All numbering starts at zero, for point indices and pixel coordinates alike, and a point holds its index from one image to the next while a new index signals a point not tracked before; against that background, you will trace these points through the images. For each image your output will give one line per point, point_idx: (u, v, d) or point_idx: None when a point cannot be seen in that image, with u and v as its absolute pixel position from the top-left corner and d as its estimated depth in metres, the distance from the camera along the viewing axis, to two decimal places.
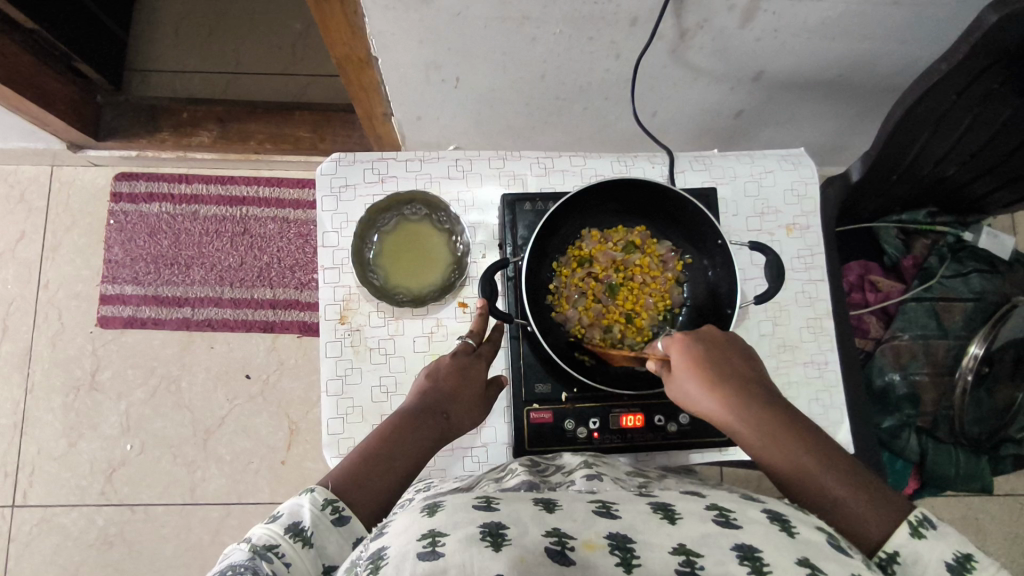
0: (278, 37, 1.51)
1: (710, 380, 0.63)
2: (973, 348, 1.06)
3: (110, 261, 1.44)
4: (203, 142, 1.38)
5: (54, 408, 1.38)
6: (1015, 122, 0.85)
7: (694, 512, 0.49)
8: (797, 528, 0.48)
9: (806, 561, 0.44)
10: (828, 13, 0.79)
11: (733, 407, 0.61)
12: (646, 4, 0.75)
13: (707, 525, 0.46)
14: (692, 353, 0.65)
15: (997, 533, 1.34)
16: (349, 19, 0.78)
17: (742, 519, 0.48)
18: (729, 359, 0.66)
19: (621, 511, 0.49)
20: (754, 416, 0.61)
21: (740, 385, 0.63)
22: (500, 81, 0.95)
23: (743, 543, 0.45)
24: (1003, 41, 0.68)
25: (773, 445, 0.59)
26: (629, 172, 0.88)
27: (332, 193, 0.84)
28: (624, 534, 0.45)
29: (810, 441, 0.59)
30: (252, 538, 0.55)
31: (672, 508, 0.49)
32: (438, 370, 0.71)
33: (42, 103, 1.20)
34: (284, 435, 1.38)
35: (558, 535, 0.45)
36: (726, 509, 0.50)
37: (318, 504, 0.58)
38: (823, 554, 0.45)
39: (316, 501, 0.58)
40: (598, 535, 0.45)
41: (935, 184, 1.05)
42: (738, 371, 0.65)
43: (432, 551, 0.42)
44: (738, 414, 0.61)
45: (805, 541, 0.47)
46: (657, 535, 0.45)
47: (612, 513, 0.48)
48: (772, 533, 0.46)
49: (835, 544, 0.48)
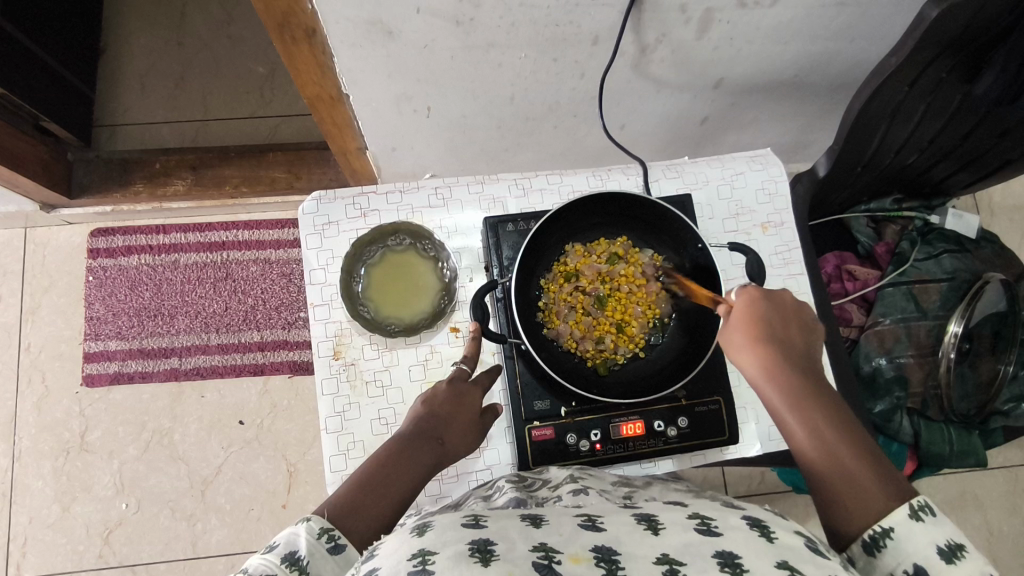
0: (244, 81, 1.52)
1: (756, 338, 0.66)
2: (952, 327, 1.08)
3: (92, 318, 1.43)
4: (178, 191, 1.38)
5: (44, 474, 1.35)
6: (966, 108, 0.89)
7: (677, 522, 0.51)
8: (776, 533, 0.51)
9: (785, 563, 0.46)
10: (779, 19, 0.83)
11: (771, 365, 0.65)
12: (605, 23, 0.78)
13: (688, 534, 0.49)
14: (755, 312, 0.68)
15: (997, 505, 1.36)
16: (318, 60, 0.79)
17: (722, 527, 0.51)
18: (785, 325, 0.69)
19: (605, 523, 0.51)
20: (789, 377, 0.64)
21: (784, 351, 0.66)
22: (471, 108, 0.97)
23: (724, 550, 0.47)
24: (946, 32, 0.72)
25: (797, 407, 0.63)
26: (605, 186, 0.90)
27: (315, 231, 0.85)
28: (609, 548, 0.47)
29: (834, 414, 0.63)
30: (248, 568, 0.52)
31: (657, 519, 0.52)
32: (434, 396, 0.71)
33: (12, 165, 1.20)
34: (284, 478, 1.37)
35: (545, 550, 0.46)
36: (707, 517, 0.53)
37: (315, 533, 0.56)
38: (801, 558, 0.48)
39: (312, 530, 0.56)
40: (583, 548, 0.47)
41: (898, 172, 1.09)
42: (788, 342, 0.67)
43: (423, 569, 0.43)
44: (775, 373, 0.65)
45: (785, 545, 0.49)
46: (641, 546, 0.47)
47: (597, 525, 0.50)
48: (751, 539, 0.49)
49: (813, 547, 0.50)
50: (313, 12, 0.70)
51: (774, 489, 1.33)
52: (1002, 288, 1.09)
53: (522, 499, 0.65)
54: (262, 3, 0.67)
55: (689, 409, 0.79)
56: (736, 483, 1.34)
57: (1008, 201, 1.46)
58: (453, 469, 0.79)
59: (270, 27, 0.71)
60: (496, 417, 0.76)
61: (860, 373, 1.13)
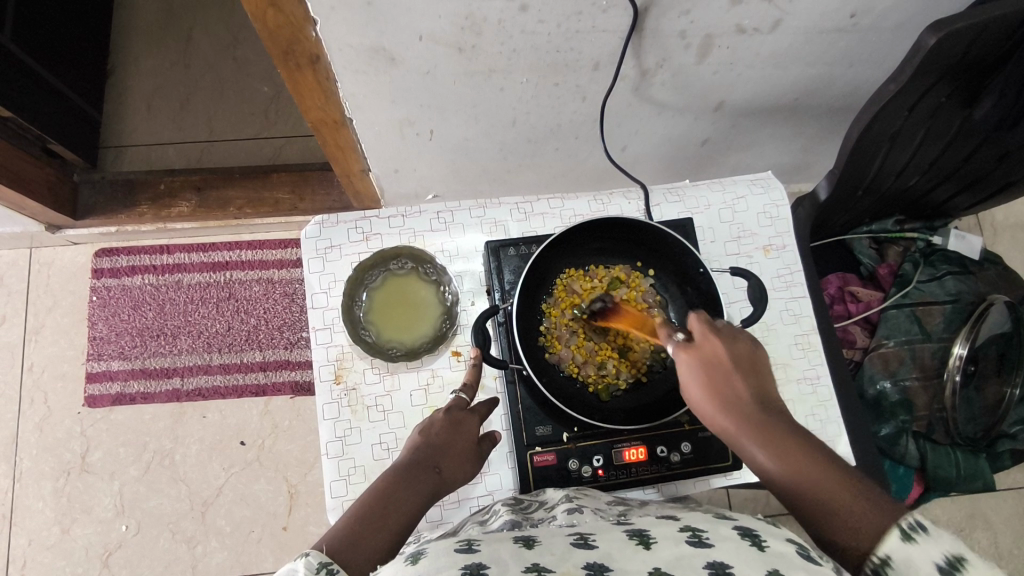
0: (250, 103, 1.54)
1: (716, 404, 0.62)
2: (956, 349, 1.07)
3: (95, 338, 1.43)
4: (183, 212, 1.39)
5: (45, 496, 1.35)
6: (966, 131, 0.89)
7: (669, 535, 0.52)
8: (767, 542, 0.51)
9: (777, 572, 0.46)
10: (779, 44, 0.83)
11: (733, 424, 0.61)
12: (605, 49, 0.79)
13: (680, 547, 0.49)
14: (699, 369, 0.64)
15: (1008, 530, 1.34)
16: (322, 85, 0.80)
17: (713, 538, 0.51)
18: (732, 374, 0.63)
19: (597, 541, 0.51)
20: (751, 422, 0.60)
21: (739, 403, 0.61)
22: (473, 131, 0.98)
23: (716, 560, 0.47)
24: (942, 59, 0.72)
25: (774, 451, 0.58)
26: (607, 210, 0.90)
27: (317, 255, 0.85)
28: (602, 564, 0.47)
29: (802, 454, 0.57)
30: None
31: (649, 533, 0.53)
32: (431, 426, 0.70)
33: (19, 188, 1.22)
34: (284, 500, 1.36)
35: (538, 570, 0.47)
36: (699, 529, 0.53)
37: (312, 568, 0.49)
38: (792, 564, 0.47)
39: (310, 564, 0.50)
40: (576, 566, 0.47)
41: (899, 194, 1.09)
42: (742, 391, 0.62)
43: None
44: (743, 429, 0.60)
45: (776, 553, 0.49)
46: (633, 562, 0.47)
47: (589, 543, 0.51)
48: (742, 548, 0.49)
49: (806, 555, 0.50)
50: (317, 39, 0.71)
51: (779, 512, 1.32)
52: (1006, 310, 1.08)
53: (517, 521, 0.66)
54: (266, 29, 0.68)
55: (692, 434, 0.79)
56: (741, 505, 1.33)
57: (1011, 221, 1.46)
58: (454, 495, 0.78)
59: (274, 54, 0.72)
60: (494, 445, 0.74)
61: (864, 396, 1.12)
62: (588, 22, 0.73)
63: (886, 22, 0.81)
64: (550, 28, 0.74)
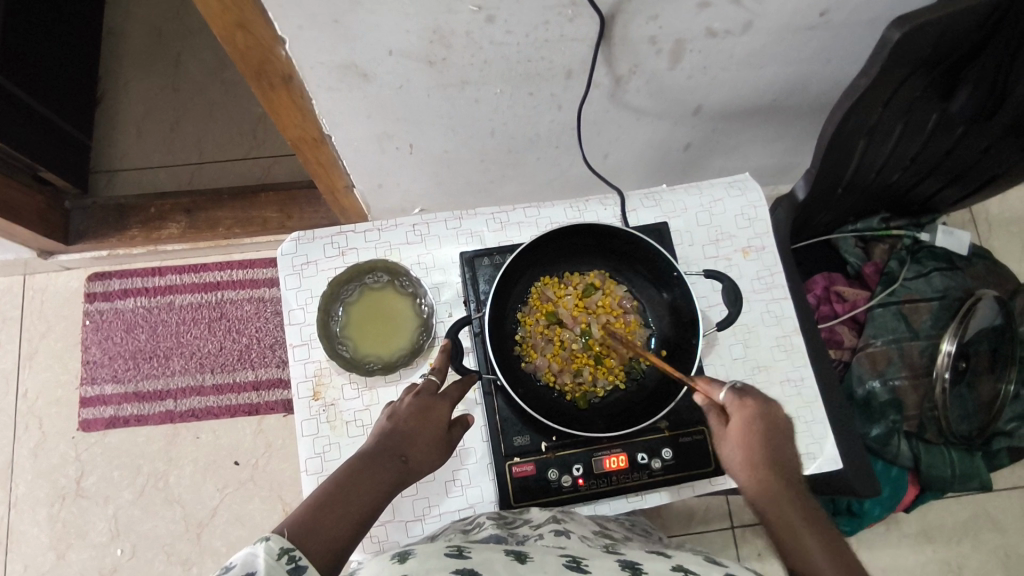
0: (238, 124, 1.56)
1: (741, 440, 0.66)
2: (945, 345, 1.06)
3: (88, 362, 1.44)
4: (172, 234, 1.41)
5: (40, 521, 1.35)
6: (943, 126, 0.89)
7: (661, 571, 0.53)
8: None
9: None
10: (750, 46, 0.83)
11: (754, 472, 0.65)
12: (577, 56, 0.79)
13: None
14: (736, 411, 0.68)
15: (1015, 529, 1.31)
16: (296, 103, 0.81)
17: None
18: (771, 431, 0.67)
19: (591, 566, 0.52)
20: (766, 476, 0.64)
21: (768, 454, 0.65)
22: (452, 144, 0.98)
23: None
24: (912, 53, 0.72)
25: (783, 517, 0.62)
26: (583, 217, 0.90)
27: (294, 271, 0.86)
28: None
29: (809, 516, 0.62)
30: None
31: (640, 566, 0.54)
32: (399, 411, 0.69)
33: (8, 216, 1.23)
34: (279, 518, 1.35)
35: None
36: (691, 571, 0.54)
37: (274, 553, 0.50)
38: None
39: (271, 549, 0.51)
40: None
41: (883, 191, 1.08)
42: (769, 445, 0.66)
43: None
44: (754, 465, 0.65)
45: None
46: None
47: (583, 567, 0.52)
48: None
49: None
50: (287, 59, 0.72)
51: None
52: (996, 303, 1.07)
53: (503, 536, 0.65)
54: (236, 50, 0.69)
55: (673, 440, 0.78)
56: (741, 511, 1.31)
57: (1004, 215, 1.45)
58: (435, 508, 0.77)
59: (247, 75, 0.73)
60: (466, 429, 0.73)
61: (854, 397, 1.10)
62: (557, 30, 0.73)
63: (857, 20, 0.81)
64: (518, 38, 0.74)
